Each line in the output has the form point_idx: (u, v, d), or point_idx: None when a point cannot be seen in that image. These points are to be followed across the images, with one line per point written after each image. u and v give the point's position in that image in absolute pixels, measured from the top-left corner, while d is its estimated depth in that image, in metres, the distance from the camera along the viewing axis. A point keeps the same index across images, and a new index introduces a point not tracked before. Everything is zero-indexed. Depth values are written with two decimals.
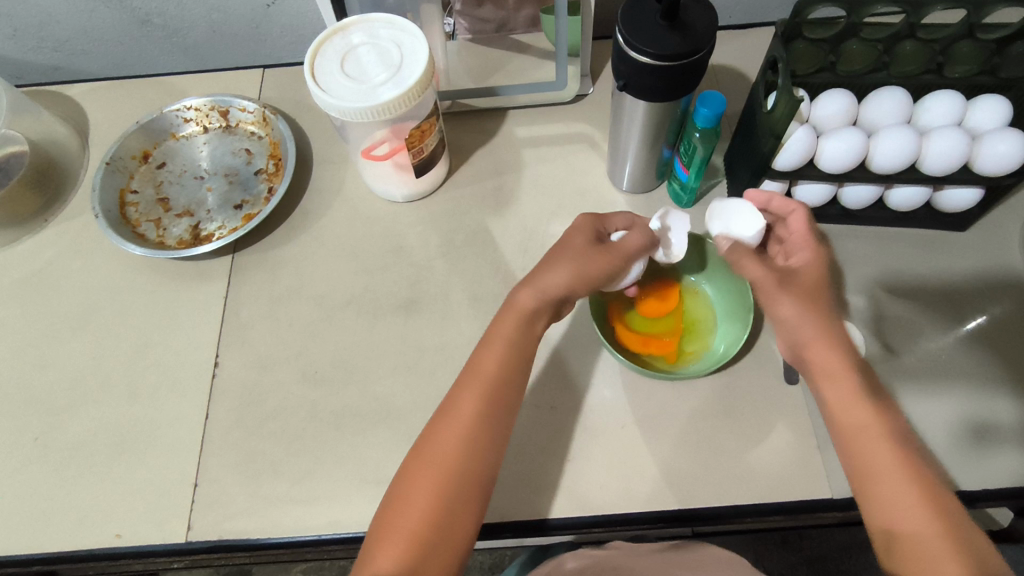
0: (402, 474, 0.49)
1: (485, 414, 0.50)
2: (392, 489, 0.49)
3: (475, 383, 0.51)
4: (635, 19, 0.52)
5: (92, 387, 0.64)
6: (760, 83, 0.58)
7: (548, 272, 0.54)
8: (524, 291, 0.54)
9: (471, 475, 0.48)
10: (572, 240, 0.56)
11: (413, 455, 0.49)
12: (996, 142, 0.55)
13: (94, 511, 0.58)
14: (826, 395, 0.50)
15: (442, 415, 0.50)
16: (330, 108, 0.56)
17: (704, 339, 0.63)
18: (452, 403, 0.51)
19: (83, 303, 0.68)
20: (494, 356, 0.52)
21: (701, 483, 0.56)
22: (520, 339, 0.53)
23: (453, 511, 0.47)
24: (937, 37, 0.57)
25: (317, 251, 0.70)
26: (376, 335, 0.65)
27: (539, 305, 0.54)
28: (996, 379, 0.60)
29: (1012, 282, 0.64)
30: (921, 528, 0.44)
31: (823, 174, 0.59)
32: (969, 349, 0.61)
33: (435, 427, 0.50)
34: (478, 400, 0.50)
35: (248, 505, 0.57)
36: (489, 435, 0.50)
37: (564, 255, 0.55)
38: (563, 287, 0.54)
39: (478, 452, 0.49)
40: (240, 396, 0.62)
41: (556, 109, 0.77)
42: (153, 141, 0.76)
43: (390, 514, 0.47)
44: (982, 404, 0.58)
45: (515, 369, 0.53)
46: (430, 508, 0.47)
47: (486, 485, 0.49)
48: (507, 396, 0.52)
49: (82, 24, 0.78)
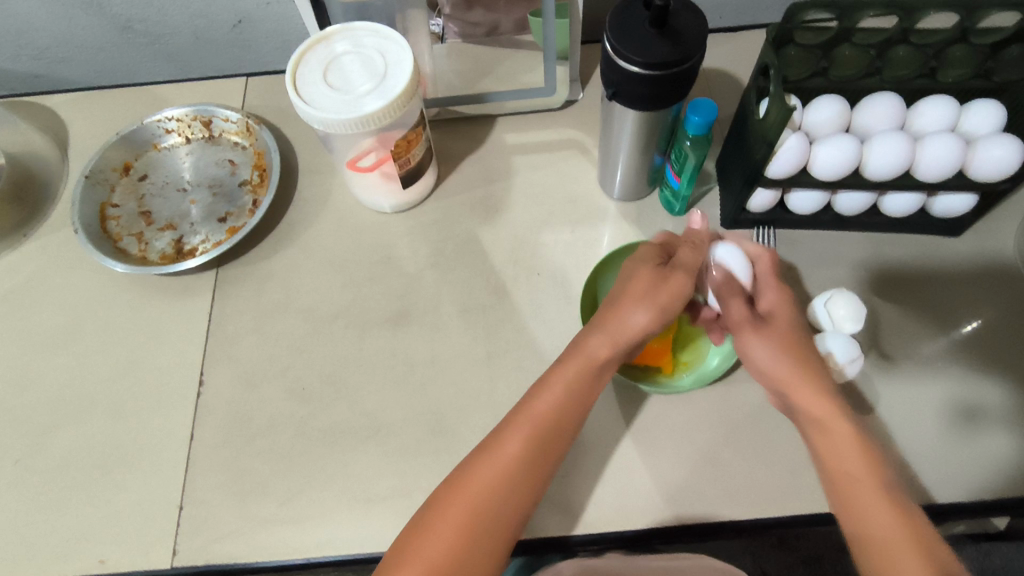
0: (430, 507, 0.48)
1: (528, 457, 0.49)
2: (415, 519, 0.48)
3: (525, 422, 0.50)
4: (623, 27, 0.51)
5: (74, 408, 0.62)
6: (752, 89, 0.57)
7: (621, 314, 0.54)
8: (595, 335, 0.54)
9: (501, 516, 0.47)
10: (638, 273, 0.56)
11: (442, 488, 0.48)
12: (990, 148, 0.54)
13: (78, 535, 0.57)
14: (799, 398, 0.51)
15: (486, 453, 0.49)
16: (314, 121, 0.55)
17: (698, 348, 0.62)
18: (496, 440, 0.50)
19: (64, 321, 0.67)
20: (551, 399, 0.51)
21: (697, 498, 0.56)
22: (584, 386, 0.52)
23: (477, 547, 0.46)
24: (929, 41, 0.56)
25: (303, 264, 0.68)
26: (365, 349, 0.63)
27: (611, 354, 0.53)
28: (993, 383, 0.59)
29: (1004, 281, 0.64)
30: (888, 531, 0.43)
31: (817, 180, 0.58)
32: (964, 350, 0.60)
33: (471, 464, 0.49)
34: (523, 441, 0.49)
35: (236, 527, 0.56)
36: (531, 480, 0.49)
37: (630, 293, 0.54)
38: (638, 330, 0.53)
39: (513, 494, 0.48)
40: (226, 415, 0.61)
41: (546, 115, 0.76)
42: (134, 153, 0.74)
43: (410, 546, 0.46)
44: (975, 407, 0.58)
45: (574, 415, 0.51)
46: (456, 544, 0.45)
47: (513, 525, 0.47)
48: (557, 443, 0.50)
49: (61, 32, 0.76)
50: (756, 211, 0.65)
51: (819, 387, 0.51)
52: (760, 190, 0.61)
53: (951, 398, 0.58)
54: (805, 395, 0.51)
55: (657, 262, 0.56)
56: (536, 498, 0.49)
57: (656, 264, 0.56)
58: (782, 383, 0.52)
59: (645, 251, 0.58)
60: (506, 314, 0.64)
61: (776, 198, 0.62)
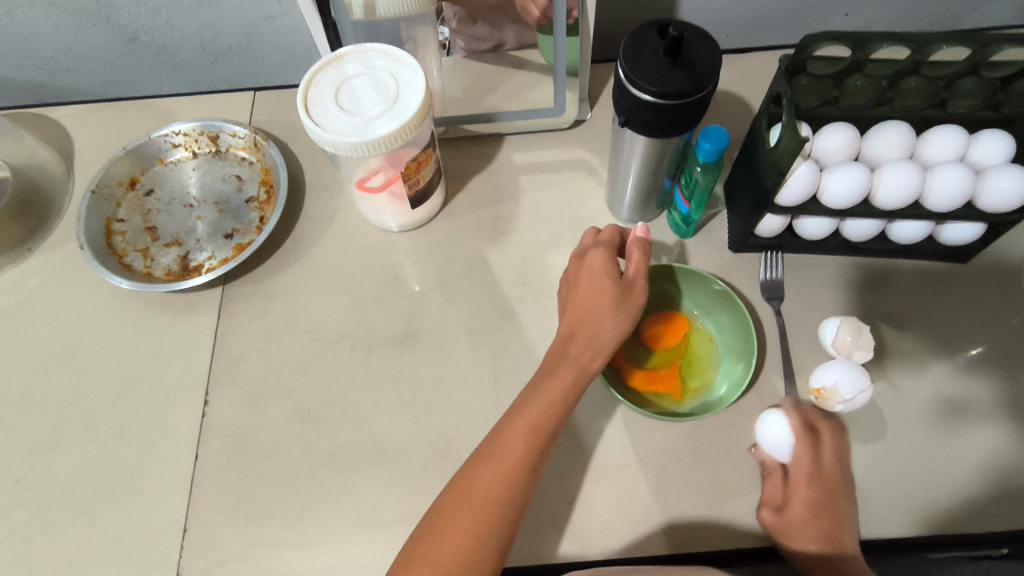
0: (436, 511, 0.47)
1: (527, 460, 0.48)
2: (423, 523, 0.47)
3: (516, 430, 0.49)
4: (636, 55, 0.51)
5: (77, 427, 0.62)
6: (763, 116, 0.57)
7: (596, 323, 0.54)
8: (574, 344, 0.53)
9: (501, 520, 0.46)
10: (600, 284, 0.55)
11: (447, 491, 0.47)
12: (1000, 179, 0.54)
13: (81, 555, 0.56)
14: (795, 539, 0.52)
15: (479, 458, 0.48)
16: (324, 142, 0.55)
17: (706, 376, 0.62)
18: (489, 448, 0.49)
19: (68, 337, 0.66)
20: (541, 404, 0.50)
21: (702, 523, 0.56)
22: (576, 391, 0.52)
23: (485, 551, 0.45)
24: (940, 74, 0.56)
25: (309, 283, 0.68)
26: (371, 370, 0.63)
27: (592, 358, 0.53)
28: (988, 392, 0.60)
29: (999, 290, 0.65)
30: None
31: (827, 209, 0.58)
32: (958, 361, 0.62)
33: (475, 470, 0.48)
34: (525, 445, 0.48)
35: (239, 550, 0.56)
36: (531, 483, 0.48)
37: (599, 302, 0.54)
38: (615, 335, 0.54)
39: (513, 498, 0.47)
40: (231, 436, 0.61)
41: (554, 134, 0.76)
42: (140, 167, 0.74)
43: (419, 550, 0.45)
44: (969, 413, 0.59)
45: (566, 416, 0.51)
46: (463, 546, 0.44)
47: (516, 526, 0.47)
48: (552, 446, 0.50)
49: (68, 42, 0.76)
50: (764, 236, 0.65)
51: (814, 522, 0.52)
52: (769, 216, 0.61)
53: (945, 405, 0.60)
54: (800, 537, 0.52)
55: (614, 269, 0.56)
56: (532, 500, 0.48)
57: (614, 270, 0.56)
58: (783, 532, 0.53)
59: (593, 256, 0.56)
60: (514, 336, 0.64)
61: (785, 224, 0.62)
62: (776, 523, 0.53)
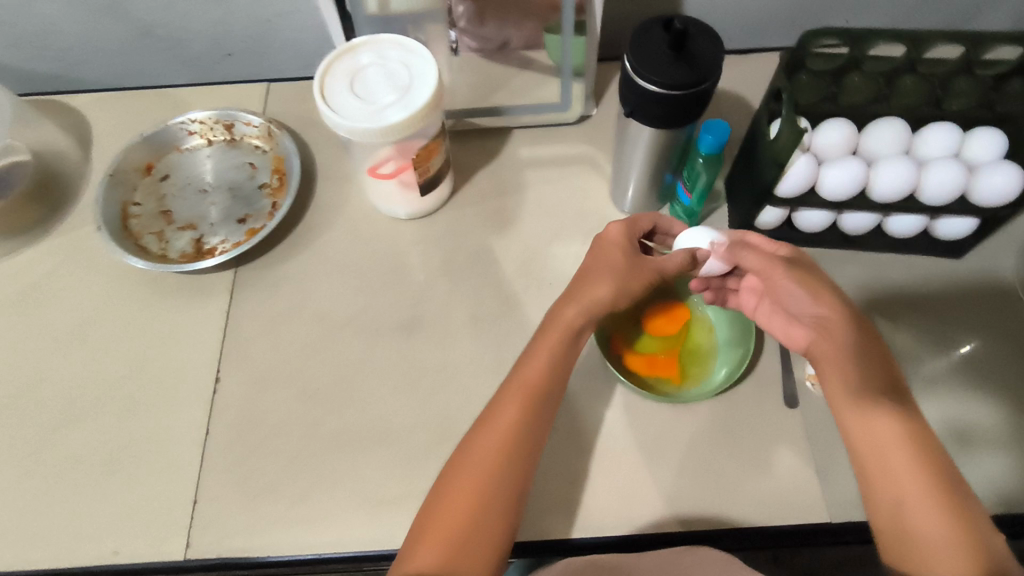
0: (444, 478, 0.49)
1: (528, 421, 0.51)
2: (433, 491, 0.49)
3: (514, 393, 0.52)
4: (642, 48, 0.53)
5: (89, 403, 0.64)
6: (763, 111, 0.59)
7: (592, 286, 0.56)
8: (572, 302, 0.55)
9: (507, 479, 0.48)
10: (612, 253, 0.57)
11: (454, 460, 0.50)
12: (994, 175, 0.56)
13: (92, 527, 0.58)
14: (855, 403, 0.50)
15: (481, 422, 0.51)
16: (338, 127, 0.57)
17: (705, 364, 0.63)
18: (491, 411, 0.51)
19: (83, 317, 0.68)
20: (539, 367, 0.53)
21: (698, 508, 0.57)
22: (569, 348, 0.54)
23: (493, 512, 0.47)
24: (935, 72, 0.59)
25: (318, 269, 0.70)
26: (378, 354, 0.65)
27: (585, 317, 0.55)
28: (992, 416, 0.61)
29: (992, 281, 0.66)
30: (929, 529, 0.44)
31: (825, 201, 0.60)
32: (962, 373, 0.63)
33: (477, 434, 0.50)
34: (522, 404, 0.51)
35: (247, 524, 0.57)
36: (534, 443, 0.51)
37: (607, 268, 0.57)
38: (607, 299, 0.55)
39: (518, 459, 0.49)
40: (239, 415, 0.62)
41: (559, 130, 0.78)
42: (156, 153, 0.76)
43: (431, 514, 0.47)
44: (974, 437, 0.61)
45: (563, 378, 0.54)
46: (471, 506, 0.47)
47: (523, 487, 0.49)
48: (551, 403, 0.52)
49: (86, 34, 0.78)
50: (763, 228, 0.66)
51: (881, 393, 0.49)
52: (768, 209, 0.63)
53: (948, 428, 0.61)
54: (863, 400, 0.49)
55: (628, 243, 0.58)
56: (536, 463, 0.51)
57: (629, 246, 0.58)
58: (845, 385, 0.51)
59: (613, 229, 0.58)
60: (517, 323, 0.66)
61: (784, 217, 0.64)
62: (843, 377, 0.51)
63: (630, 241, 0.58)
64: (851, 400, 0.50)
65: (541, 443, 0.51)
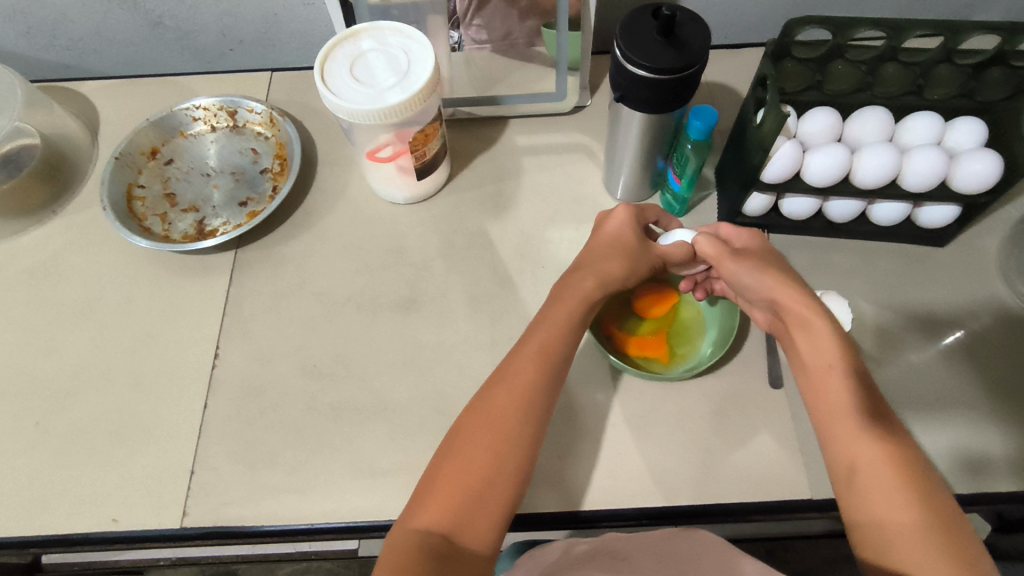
0: (457, 433, 0.50)
1: (543, 380, 0.52)
2: (444, 447, 0.50)
3: (529, 356, 0.53)
4: (632, 33, 0.55)
5: (93, 377, 0.65)
6: (750, 100, 0.61)
7: (604, 263, 0.58)
8: (587, 276, 0.58)
9: (523, 434, 0.50)
10: (621, 235, 0.60)
11: (468, 417, 0.51)
12: (973, 161, 0.57)
13: (94, 495, 0.59)
14: (826, 395, 0.51)
15: (497, 379, 0.53)
16: (339, 111, 0.58)
17: (693, 342, 0.65)
18: (507, 371, 0.53)
19: (87, 294, 0.70)
20: (552, 332, 0.55)
21: (687, 482, 0.58)
22: (582, 314, 0.57)
23: (505, 471, 0.49)
24: (916, 60, 0.61)
25: (318, 250, 0.72)
26: (375, 331, 0.66)
27: (599, 290, 0.57)
28: (1004, 445, 0.58)
29: (975, 268, 0.68)
30: (897, 519, 0.45)
31: (809, 186, 0.61)
32: (951, 356, 0.63)
33: (492, 394, 0.52)
34: (536, 368, 0.53)
35: (245, 493, 0.59)
36: (548, 401, 0.52)
37: (618, 249, 0.59)
38: (619, 274, 0.58)
39: (534, 415, 0.51)
40: (239, 388, 0.64)
41: (555, 119, 0.80)
42: (162, 138, 0.78)
43: (444, 468, 0.48)
44: (984, 466, 0.58)
45: (574, 341, 0.56)
46: (487, 459, 0.48)
47: (537, 442, 0.51)
48: (563, 369, 0.54)
49: (95, 24, 0.80)
50: (751, 215, 0.68)
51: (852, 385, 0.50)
52: (755, 195, 0.64)
53: (955, 446, 0.59)
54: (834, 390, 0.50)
55: (634, 226, 0.60)
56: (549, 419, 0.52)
57: (636, 228, 0.60)
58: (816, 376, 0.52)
59: (620, 212, 0.61)
60: (511, 304, 0.67)
61: (770, 204, 0.66)
62: (814, 368, 0.52)
63: (637, 222, 0.61)
64: (820, 391, 0.51)
65: (554, 400, 0.53)
